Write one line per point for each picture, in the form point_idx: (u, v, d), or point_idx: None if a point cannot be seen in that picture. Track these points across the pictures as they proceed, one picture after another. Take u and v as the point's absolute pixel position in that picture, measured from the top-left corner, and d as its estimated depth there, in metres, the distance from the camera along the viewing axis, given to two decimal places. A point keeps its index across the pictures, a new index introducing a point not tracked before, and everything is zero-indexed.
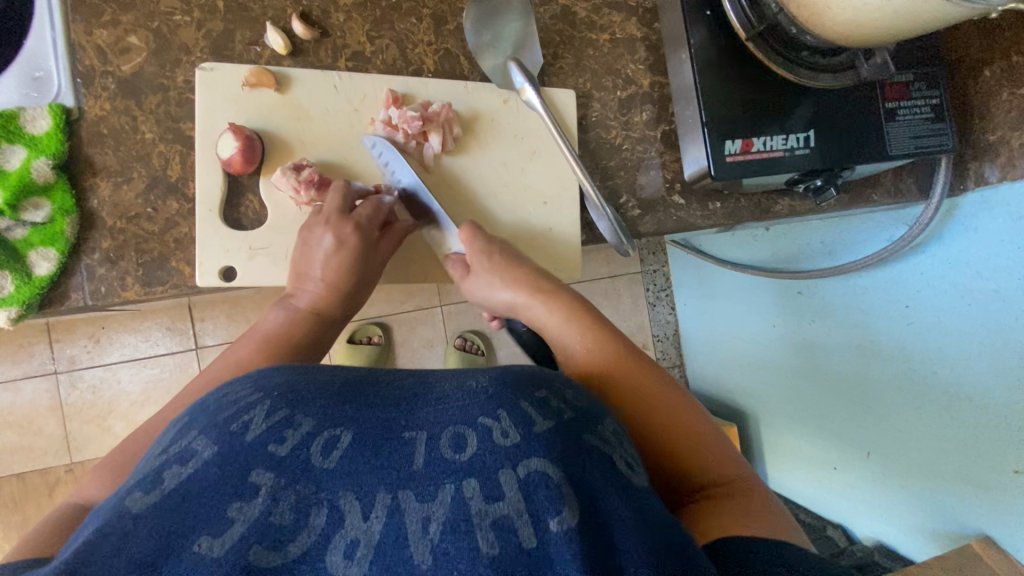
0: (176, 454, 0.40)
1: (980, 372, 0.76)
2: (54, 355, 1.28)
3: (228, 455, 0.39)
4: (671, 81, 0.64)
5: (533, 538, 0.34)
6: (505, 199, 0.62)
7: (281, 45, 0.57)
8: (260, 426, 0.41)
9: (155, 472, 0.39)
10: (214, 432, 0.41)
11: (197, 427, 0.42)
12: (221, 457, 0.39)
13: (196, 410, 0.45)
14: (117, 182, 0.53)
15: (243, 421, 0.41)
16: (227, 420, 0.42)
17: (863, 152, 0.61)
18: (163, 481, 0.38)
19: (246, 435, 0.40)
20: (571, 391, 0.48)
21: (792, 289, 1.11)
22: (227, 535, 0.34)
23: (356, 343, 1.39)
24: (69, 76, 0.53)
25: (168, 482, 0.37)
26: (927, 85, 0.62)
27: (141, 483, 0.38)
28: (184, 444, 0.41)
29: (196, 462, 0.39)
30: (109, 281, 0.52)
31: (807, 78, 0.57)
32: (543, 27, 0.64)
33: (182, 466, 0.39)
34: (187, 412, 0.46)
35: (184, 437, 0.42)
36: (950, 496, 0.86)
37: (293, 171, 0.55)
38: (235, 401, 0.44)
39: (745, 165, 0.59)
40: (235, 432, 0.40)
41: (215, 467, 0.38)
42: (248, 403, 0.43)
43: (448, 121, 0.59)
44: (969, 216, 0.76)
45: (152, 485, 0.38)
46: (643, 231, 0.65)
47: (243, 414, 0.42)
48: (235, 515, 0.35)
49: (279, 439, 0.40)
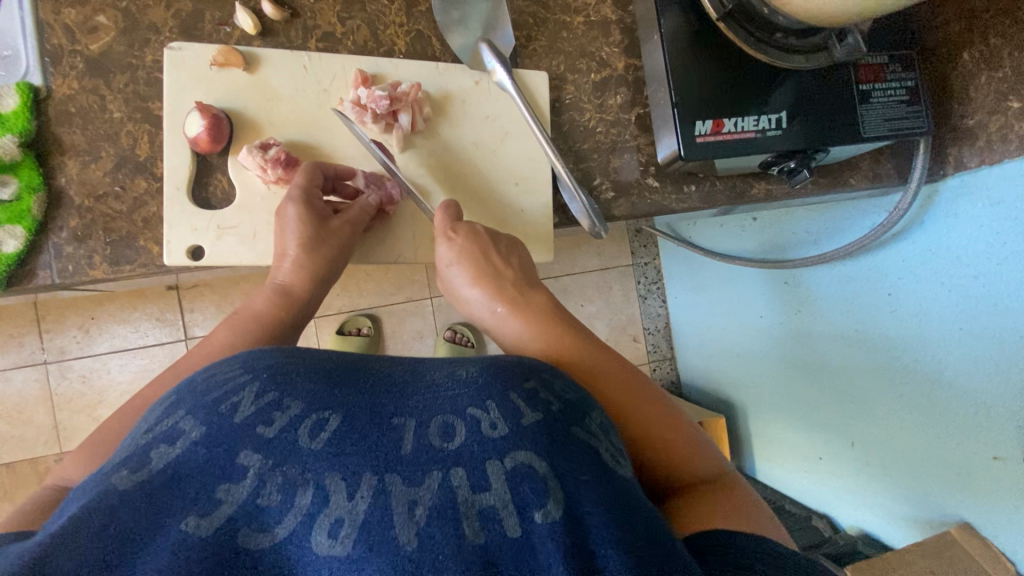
0: (163, 433, 0.40)
1: (955, 355, 0.77)
2: (44, 346, 1.28)
3: (216, 436, 0.38)
4: (645, 63, 0.64)
5: (517, 528, 0.35)
6: (477, 180, 0.62)
7: (250, 25, 0.57)
8: (249, 408, 0.40)
9: (143, 451, 0.39)
10: (203, 413, 0.41)
11: (186, 407, 0.42)
12: (210, 438, 0.38)
13: (183, 390, 0.45)
14: (85, 160, 0.53)
15: (232, 402, 0.41)
16: (216, 401, 0.41)
17: (837, 134, 0.61)
18: (151, 460, 0.38)
19: (234, 417, 0.40)
20: (561, 382, 0.48)
21: (780, 279, 1.10)
22: (215, 515, 0.34)
23: (345, 335, 1.40)
24: (37, 55, 0.53)
25: (156, 462, 0.37)
26: (902, 67, 0.62)
27: (127, 462, 0.38)
28: (173, 424, 0.41)
29: (184, 442, 0.39)
30: (77, 260, 0.52)
31: (779, 59, 0.57)
32: (516, 9, 0.64)
33: (169, 446, 0.38)
34: (174, 391, 0.46)
35: (172, 417, 0.42)
36: (937, 488, 0.85)
37: (259, 150, 0.55)
38: (225, 381, 0.44)
39: (716, 145, 0.59)
40: (223, 413, 0.40)
41: (203, 447, 0.38)
42: (237, 384, 0.43)
43: (417, 101, 0.59)
44: (950, 202, 0.76)
45: (140, 463, 0.37)
46: (616, 214, 0.64)
47: (232, 395, 0.42)
48: (223, 497, 0.35)
49: (267, 421, 0.39)
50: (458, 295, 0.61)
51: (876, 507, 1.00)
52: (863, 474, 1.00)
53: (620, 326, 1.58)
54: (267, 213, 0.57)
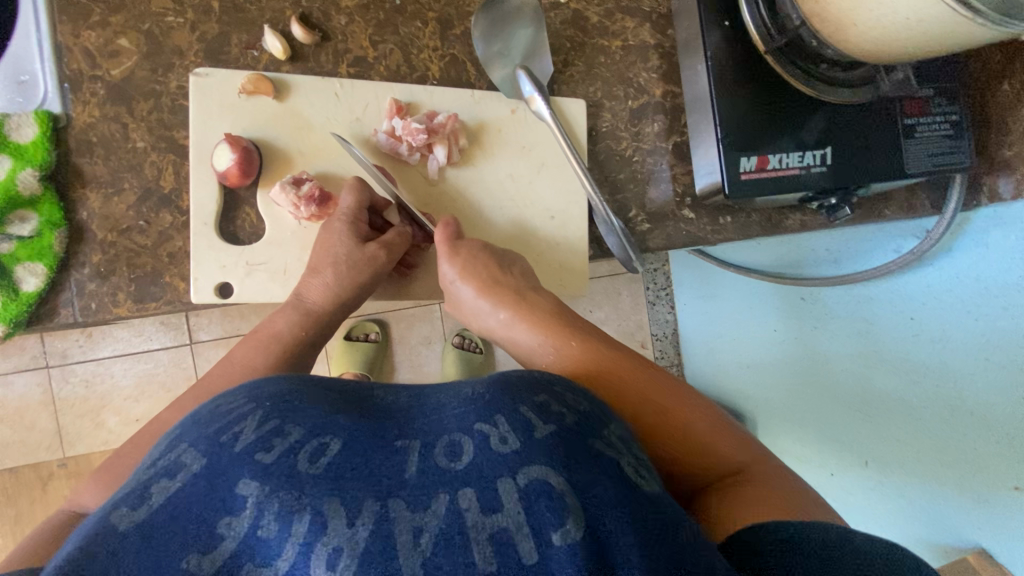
0: (164, 467, 0.38)
1: (984, 387, 0.76)
2: (45, 349, 1.26)
3: (216, 468, 0.37)
4: (685, 92, 0.62)
5: (534, 554, 0.33)
6: (512, 213, 0.61)
7: (280, 49, 0.55)
8: (249, 435, 0.39)
9: (143, 487, 0.37)
10: (204, 445, 0.39)
11: (188, 439, 0.41)
12: (209, 470, 0.37)
13: (188, 423, 0.44)
14: (108, 193, 0.52)
15: (233, 432, 0.39)
16: (218, 432, 0.40)
17: (880, 171, 0.59)
18: (151, 496, 0.36)
19: (235, 447, 0.38)
20: (574, 394, 0.47)
21: (795, 295, 1.09)
22: (218, 552, 0.33)
23: (353, 341, 1.37)
24: (57, 80, 0.52)
25: (156, 497, 0.36)
26: (947, 100, 0.60)
27: (128, 499, 0.37)
28: (174, 457, 0.39)
29: (185, 475, 0.37)
30: (100, 297, 0.51)
31: (826, 93, 0.56)
32: (554, 33, 0.61)
33: (170, 480, 0.37)
34: (179, 425, 0.44)
35: (174, 451, 0.40)
36: (948, 503, 0.86)
37: (293, 186, 0.54)
38: (227, 411, 0.43)
39: (760, 183, 0.57)
40: (224, 443, 0.39)
41: (203, 480, 0.36)
42: (239, 414, 0.41)
43: (454, 132, 0.57)
44: (981, 231, 0.75)
45: (140, 500, 0.36)
46: (651, 246, 0.63)
47: (234, 425, 0.40)
48: (224, 531, 0.33)
49: (266, 447, 0.37)
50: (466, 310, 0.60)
51: (887, 523, 1.00)
52: (875, 489, 1.00)
53: (628, 332, 1.57)
54: (298, 249, 0.57)
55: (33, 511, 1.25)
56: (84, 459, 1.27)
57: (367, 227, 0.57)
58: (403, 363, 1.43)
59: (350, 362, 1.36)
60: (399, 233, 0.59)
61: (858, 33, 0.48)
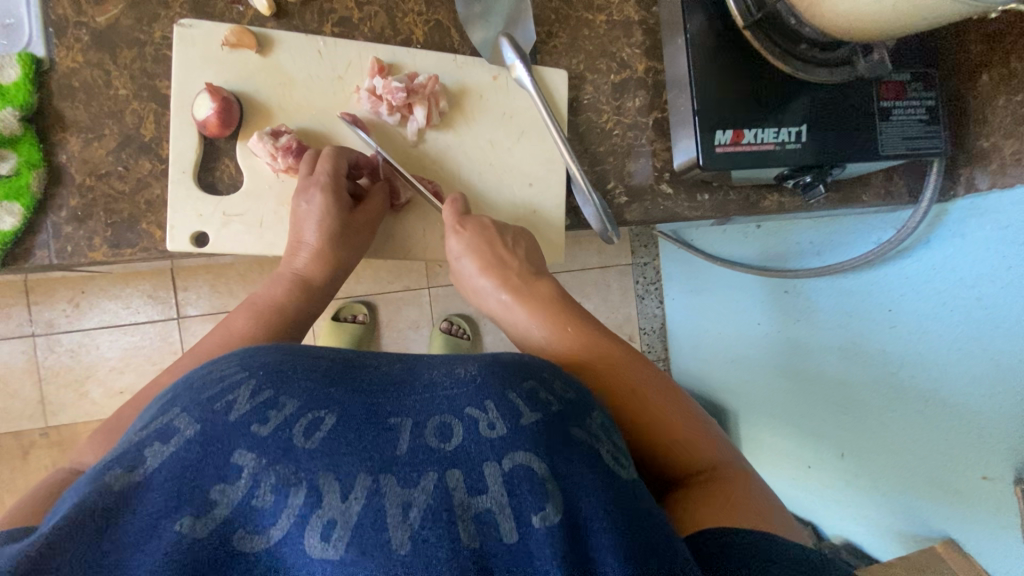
0: (157, 430, 0.38)
1: (958, 379, 0.76)
2: (32, 317, 1.26)
3: (210, 436, 0.37)
4: (666, 68, 0.63)
5: (513, 532, 0.34)
6: (491, 178, 0.62)
7: (265, 6, 0.55)
8: (244, 406, 0.39)
9: (136, 448, 0.37)
10: (197, 411, 0.39)
11: (181, 404, 0.40)
12: (205, 437, 0.37)
13: (181, 386, 0.44)
14: (88, 138, 0.53)
15: (227, 400, 0.39)
16: (211, 399, 0.40)
17: (853, 151, 0.60)
18: (145, 459, 0.36)
19: (229, 415, 0.38)
20: (562, 381, 0.45)
21: (780, 288, 1.10)
22: (211, 516, 0.33)
23: (341, 321, 1.38)
24: (41, 24, 0.53)
25: (151, 461, 0.36)
26: (923, 86, 0.61)
27: (121, 459, 0.36)
28: (166, 421, 0.39)
29: (179, 440, 0.37)
30: (76, 241, 0.52)
31: (803, 72, 0.56)
32: (538, 4, 0.63)
33: (164, 444, 0.37)
34: (172, 390, 0.44)
35: (167, 414, 0.40)
36: (920, 500, 0.87)
37: (271, 137, 0.55)
38: (220, 379, 0.42)
39: (734, 156, 0.58)
40: (218, 411, 0.38)
41: (197, 446, 0.36)
42: (233, 382, 0.41)
43: (434, 94, 0.58)
44: (956, 223, 0.76)
45: (134, 462, 0.36)
46: (629, 219, 0.64)
47: (228, 393, 0.40)
48: (219, 498, 0.34)
49: (262, 419, 0.38)
50: (465, 280, 0.61)
51: (861, 517, 1.02)
52: (851, 486, 1.02)
53: (615, 324, 1.58)
54: (275, 202, 0.57)
55: (13, 479, 1.25)
56: (66, 429, 1.27)
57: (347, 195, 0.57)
58: (389, 345, 1.44)
59: (337, 342, 1.36)
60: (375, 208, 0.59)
61: (839, 0, 0.47)
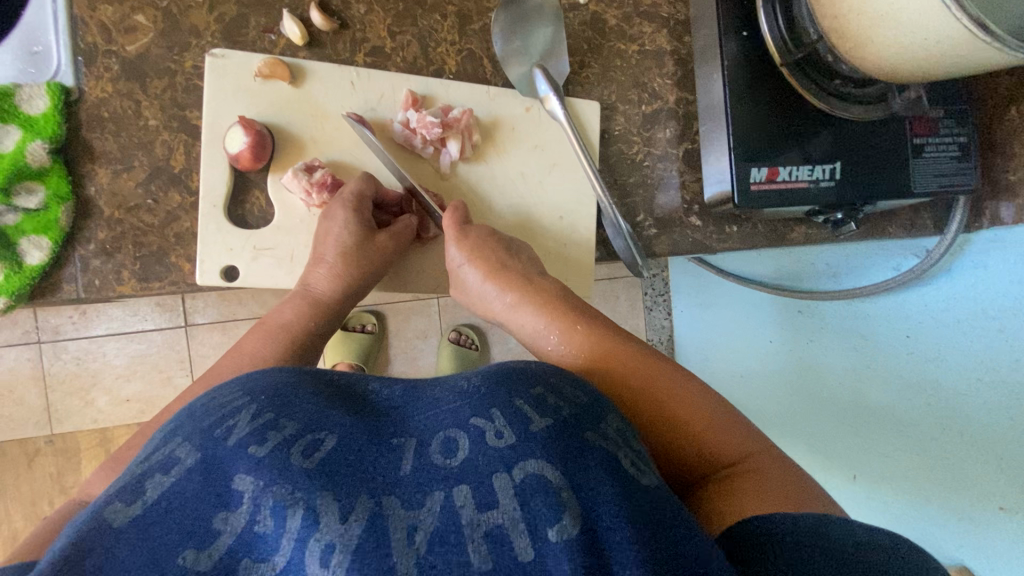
0: (159, 462, 0.37)
1: (979, 405, 0.76)
2: (37, 324, 1.24)
3: (212, 462, 0.36)
4: (698, 100, 0.62)
5: (530, 550, 0.32)
6: (518, 210, 0.62)
7: (298, 35, 0.56)
8: (244, 429, 0.37)
9: (137, 481, 0.36)
10: (198, 439, 0.38)
11: (183, 433, 0.39)
12: (206, 465, 0.35)
13: (181, 417, 0.42)
14: (117, 169, 0.53)
15: (227, 425, 0.38)
16: (212, 426, 0.39)
17: (887, 188, 0.60)
18: (145, 491, 0.34)
19: (228, 440, 0.37)
20: (571, 385, 0.44)
21: (794, 307, 1.10)
22: (214, 548, 0.31)
23: (349, 331, 1.37)
24: (70, 53, 0.53)
25: (150, 493, 0.34)
26: (956, 123, 0.61)
27: (122, 491, 0.35)
28: (168, 453, 0.38)
29: (180, 470, 0.36)
30: (104, 274, 0.52)
31: (840, 109, 0.56)
32: (572, 34, 0.62)
33: (165, 476, 0.35)
34: (174, 421, 0.43)
35: (168, 445, 0.39)
36: (935, 524, 0.87)
37: (305, 173, 0.55)
38: (221, 405, 0.41)
39: (769, 194, 0.58)
40: (217, 436, 0.37)
41: (198, 475, 0.35)
42: (234, 408, 0.40)
43: (468, 128, 0.58)
44: (981, 254, 0.76)
45: (134, 495, 0.34)
46: (657, 251, 0.64)
47: (228, 417, 0.39)
48: (220, 527, 0.32)
49: (260, 440, 0.36)
50: (490, 311, 0.61)
51: None
52: (864, 506, 1.02)
53: None
54: (304, 235, 0.58)
55: (15, 488, 1.23)
56: (70, 437, 1.26)
57: (370, 218, 0.57)
58: (396, 355, 1.43)
59: (345, 352, 1.35)
60: (394, 234, 0.59)
61: (881, 44, 0.46)
